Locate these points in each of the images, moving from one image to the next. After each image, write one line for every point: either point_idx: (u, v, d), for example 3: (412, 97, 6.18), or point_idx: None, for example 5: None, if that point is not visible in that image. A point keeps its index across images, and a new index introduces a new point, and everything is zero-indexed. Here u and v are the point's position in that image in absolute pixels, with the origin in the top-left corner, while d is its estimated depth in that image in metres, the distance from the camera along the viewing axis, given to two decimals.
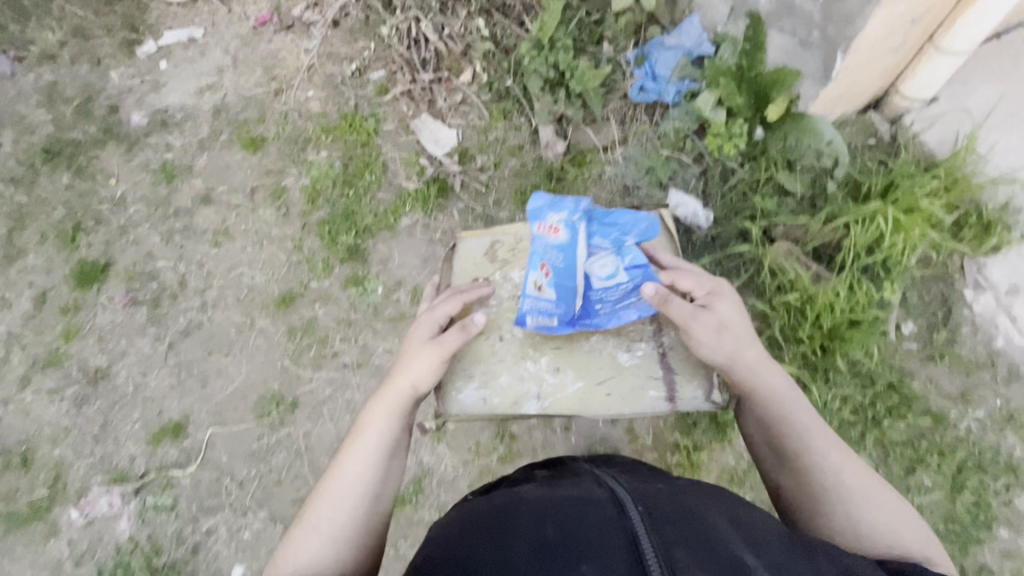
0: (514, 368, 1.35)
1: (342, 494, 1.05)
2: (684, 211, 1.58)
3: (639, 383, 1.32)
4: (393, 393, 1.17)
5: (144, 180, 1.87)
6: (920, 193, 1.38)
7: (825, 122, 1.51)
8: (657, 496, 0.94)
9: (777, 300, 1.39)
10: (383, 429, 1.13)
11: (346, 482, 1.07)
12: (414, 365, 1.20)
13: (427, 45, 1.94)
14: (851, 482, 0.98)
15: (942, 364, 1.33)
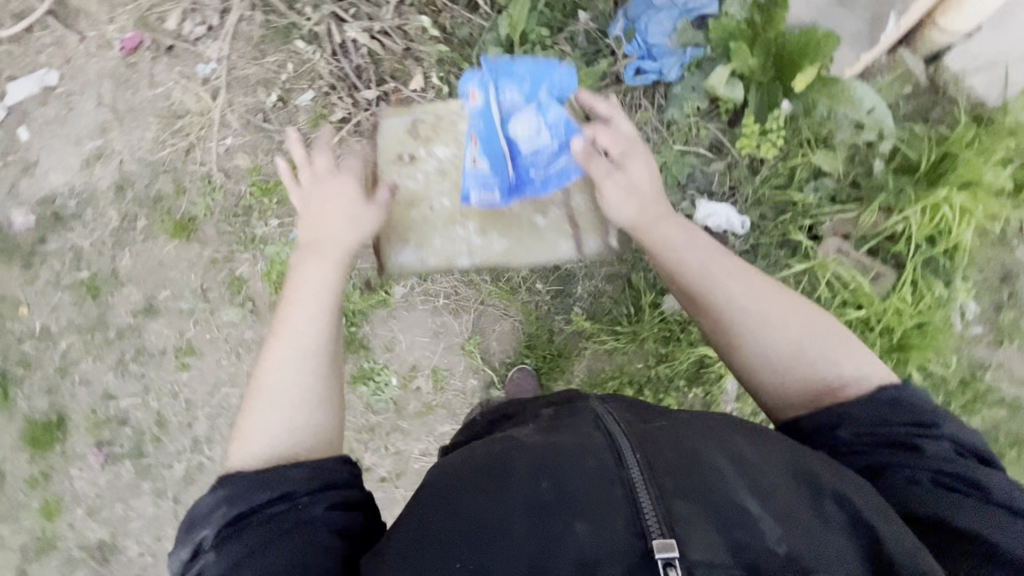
0: (448, 234, 1.30)
1: (293, 353, 0.84)
2: (716, 220, 1.39)
3: (553, 237, 1.30)
4: (337, 247, 0.95)
5: (62, 300, 1.52)
6: (984, 164, 1.22)
7: (864, 88, 1.28)
8: (658, 433, 0.73)
9: (841, 314, 1.29)
10: (330, 278, 0.91)
11: (291, 346, 0.85)
12: (344, 212, 1.00)
13: (357, 50, 1.55)
14: (799, 334, 0.82)
15: (1010, 347, 1.28)
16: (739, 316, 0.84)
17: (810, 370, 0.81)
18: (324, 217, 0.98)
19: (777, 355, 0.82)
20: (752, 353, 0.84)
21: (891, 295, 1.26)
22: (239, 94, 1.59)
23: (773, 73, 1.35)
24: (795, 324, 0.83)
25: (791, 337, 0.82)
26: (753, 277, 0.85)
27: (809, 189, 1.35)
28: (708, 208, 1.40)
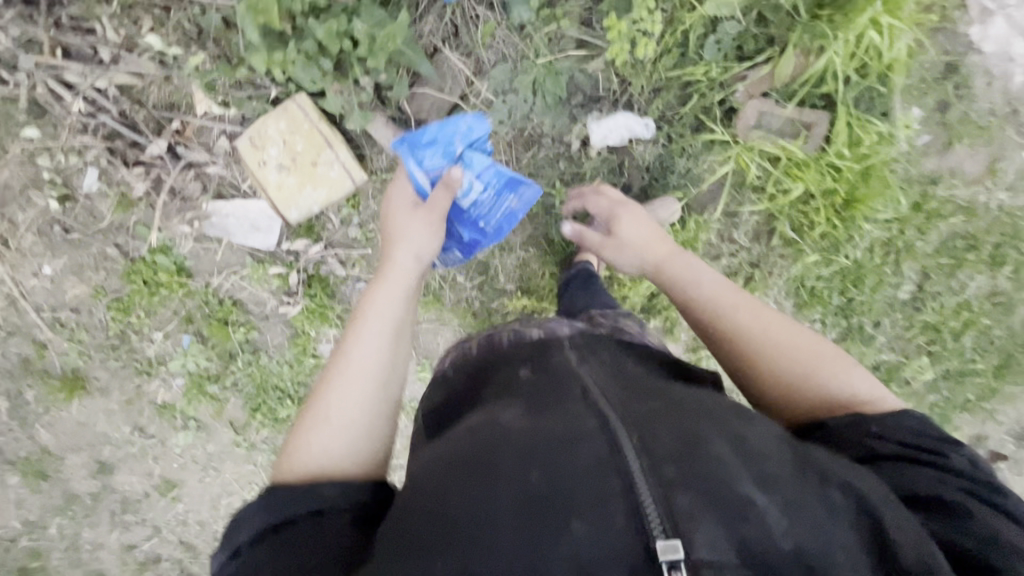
0: (253, 161, 1.23)
1: (350, 385, 0.84)
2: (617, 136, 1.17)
3: (322, 144, 1.21)
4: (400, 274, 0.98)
5: (17, 491, 1.45)
6: None
7: None
8: (645, 413, 0.63)
9: (778, 189, 1.15)
10: (395, 316, 0.92)
11: (350, 377, 0.85)
12: (406, 231, 1.02)
13: (110, 97, 1.20)
14: (816, 353, 0.85)
15: (961, 146, 1.14)
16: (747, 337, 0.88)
17: (819, 390, 0.83)
18: (400, 238, 1.02)
19: (788, 369, 0.84)
20: (766, 377, 0.86)
21: (827, 152, 1.11)
22: (18, 212, 1.26)
23: None
24: (806, 353, 0.86)
25: (803, 358, 0.85)
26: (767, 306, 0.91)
27: (707, 56, 1.10)
28: (603, 126, 1.17)
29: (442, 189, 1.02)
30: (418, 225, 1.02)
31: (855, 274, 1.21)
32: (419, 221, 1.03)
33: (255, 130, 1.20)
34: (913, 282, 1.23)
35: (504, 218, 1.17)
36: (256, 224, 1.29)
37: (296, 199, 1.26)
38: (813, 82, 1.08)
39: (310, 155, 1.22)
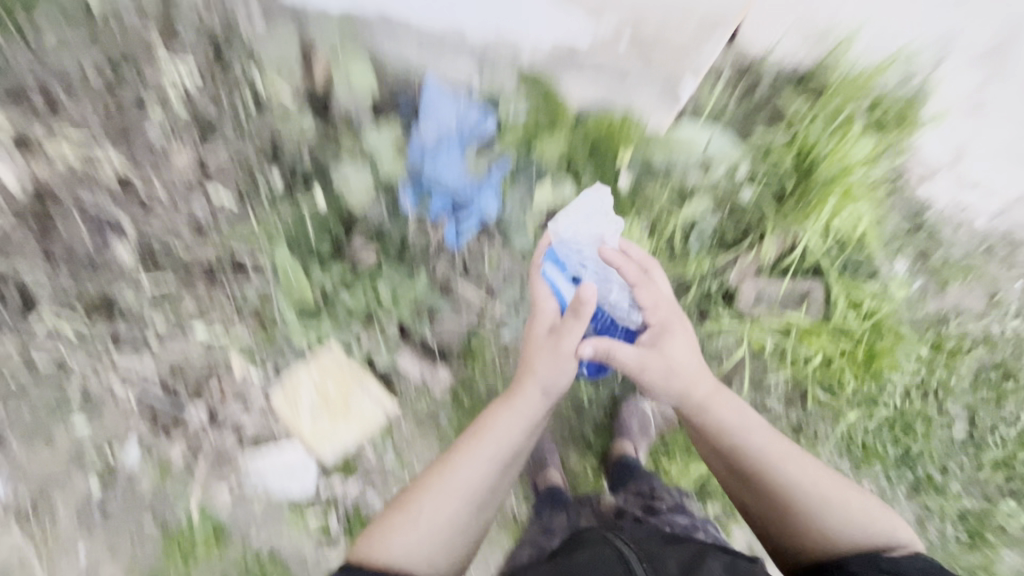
0: (287, 410, 1.22)
1: (451, 497, 0.82)
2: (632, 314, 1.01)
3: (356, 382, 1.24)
4: (525, 403, 0.91)
5: None
6: (832, 150, 1.11)
7: (686, 128, 1.14)
8: (663, 551, 0.75)
9: (795, 356, 1.17)
10: (509, 443, 0.88)
11: (452, 492, 0.82)
12: (536, 364, 0.94)
13: (133, 378, 1.18)
14: (833, 491, 0.86)
15: (954, 287, 1.18)
16: (770, 466, 0.87)
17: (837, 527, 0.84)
18: (529, 369, 0.94)
19: (806, 503, 0.85)
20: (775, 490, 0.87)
21: (834, 319, 1.16)
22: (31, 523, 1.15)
23: (586, 153, 1.17)
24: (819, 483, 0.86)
25: (821, 491, 0.86)
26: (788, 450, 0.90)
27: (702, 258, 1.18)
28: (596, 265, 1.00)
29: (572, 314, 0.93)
30: (545, 357, 0.94)
31: (895, 415, 1.19)
32: (551, 351, 0.94)
33: (289, 380, 1.22)
34: (961, 419, 1.19)
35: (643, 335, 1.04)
36: (292, 473, 1.24)
37: (331, 438, 1.24)
38: (807, 266, 1.17)
39: (345, 393, 1.24)
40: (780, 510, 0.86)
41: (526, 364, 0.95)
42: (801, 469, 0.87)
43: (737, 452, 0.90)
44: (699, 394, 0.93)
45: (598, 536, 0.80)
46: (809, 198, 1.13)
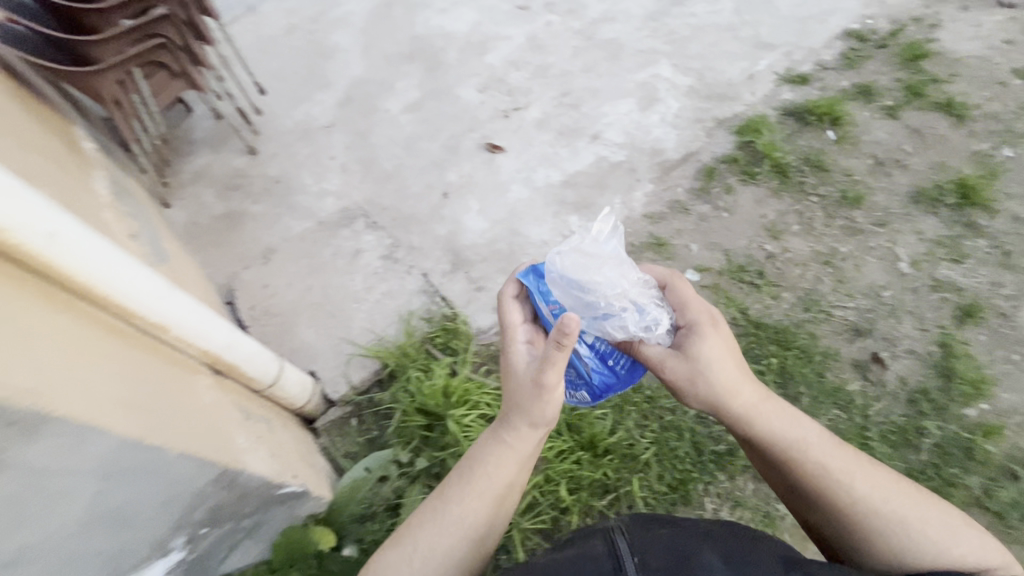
0: None
1: (449, 535, 1.04)
2: (630, 325, 1.17)
3: None
4: (519, 440, 1.07)
5: None
6: (434, 385, 1.50)
7: (346, 476, 1.37)
8: (653, 540, 0.89)
9: (556, 502, 1.30)
10: (502, 477, 1.08)
11: (452, 526, 1.05)
12: (522, 395, 1.07)
13: None
14: (900, 507, 1.07)
15: None
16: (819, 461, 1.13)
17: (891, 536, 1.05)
18: (514, 407, 1.07)
19: (871, 513, 1.07)
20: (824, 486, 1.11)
21: (550, 456, 1.33)
22: None
23: (311, 561, 1.25)
24: (869, 488, 1.10)
25: (873, 495, 1.09)
26: (863, 465, 1.12)
27: None
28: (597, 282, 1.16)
29: (559, 347, 0.96)
30: (529, 390, 1.07)
31: (649, 445, 1.37)
32: (532, 392, 1.06)
33: None
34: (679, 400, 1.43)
35: (632, 370, 1.25)
36: None
37: None
38: None
39: None
40: (818, 500, 1.12)
41: (510, 394, 1.09)
42: (856, 478, 1.10)
43: (782, 444, 1.16)
44: (730, 400, 1.18)
45: (599, 533, 0.93)
46: (452, 419, 1.45)
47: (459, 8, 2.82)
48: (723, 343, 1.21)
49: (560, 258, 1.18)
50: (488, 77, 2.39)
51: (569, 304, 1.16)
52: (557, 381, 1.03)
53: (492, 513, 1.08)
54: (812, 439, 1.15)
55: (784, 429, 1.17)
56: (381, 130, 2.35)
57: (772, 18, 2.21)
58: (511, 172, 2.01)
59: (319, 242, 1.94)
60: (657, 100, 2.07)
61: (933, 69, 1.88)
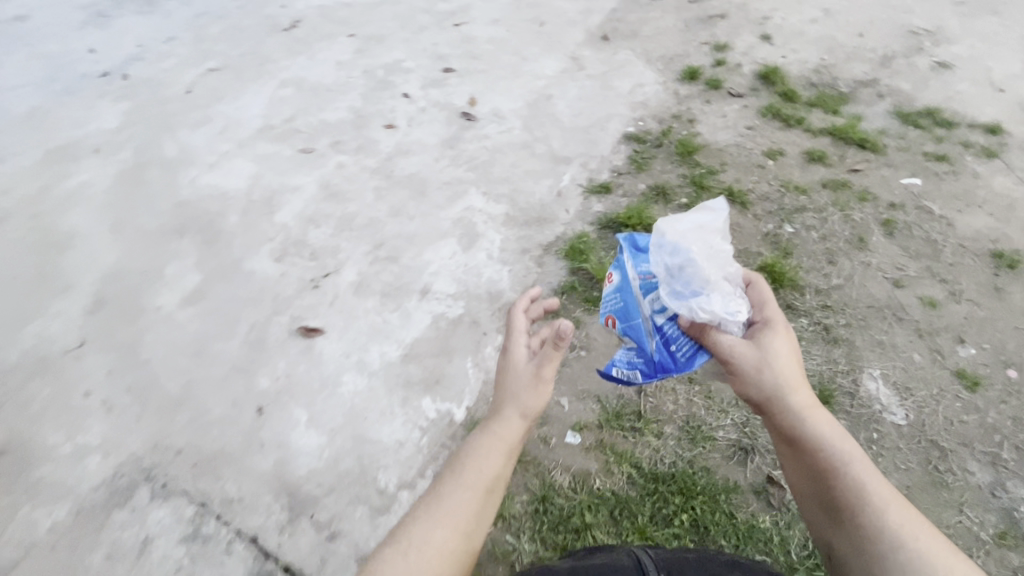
0: None
1: (444, 523, 0.80)
2: (702, 306, 1.04)
3: None
4: (520, 421, 0.92)
5: None
6: None
7: None
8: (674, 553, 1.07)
9: None
10: (499, 460, 0.87)
11: (444, 515, 0.81)
12: (519, 386, 0.95)
13: None
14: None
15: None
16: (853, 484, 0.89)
17: None
18: (510, 396, 0.93)
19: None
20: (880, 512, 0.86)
21: None
22: None
23: None
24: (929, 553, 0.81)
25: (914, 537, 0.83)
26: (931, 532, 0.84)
27: None
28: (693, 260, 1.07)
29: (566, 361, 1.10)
30: (522, 381, 0.94)
31: None
32: (529, 382, 0.94)
33: None
34: None
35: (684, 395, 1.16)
36: None
37: None
38: None
39: None
40: (846, 522, 0.88)
41: (506, 379, 0.96)
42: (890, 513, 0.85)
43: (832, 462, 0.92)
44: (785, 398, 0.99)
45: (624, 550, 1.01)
46: None
47: (231, 160, 2.45)
48: (794, 354, 1.04)
49: (662, 225, 1.11)
50: (284, 241, 2.05)
51: (658, 275, 1.08)
52: (555, 366, 0.94)
53: (478, 519, 0.83)
54: (853, 454, 0.91)
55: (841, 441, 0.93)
56: (156, 337, 1.84)
57: (559, 132, 2.29)
58: (338, 359, 1.68)
59: (83, 543, 1.38)
60: (479, 236, 1.95)
61: (707, 162, 2.08)
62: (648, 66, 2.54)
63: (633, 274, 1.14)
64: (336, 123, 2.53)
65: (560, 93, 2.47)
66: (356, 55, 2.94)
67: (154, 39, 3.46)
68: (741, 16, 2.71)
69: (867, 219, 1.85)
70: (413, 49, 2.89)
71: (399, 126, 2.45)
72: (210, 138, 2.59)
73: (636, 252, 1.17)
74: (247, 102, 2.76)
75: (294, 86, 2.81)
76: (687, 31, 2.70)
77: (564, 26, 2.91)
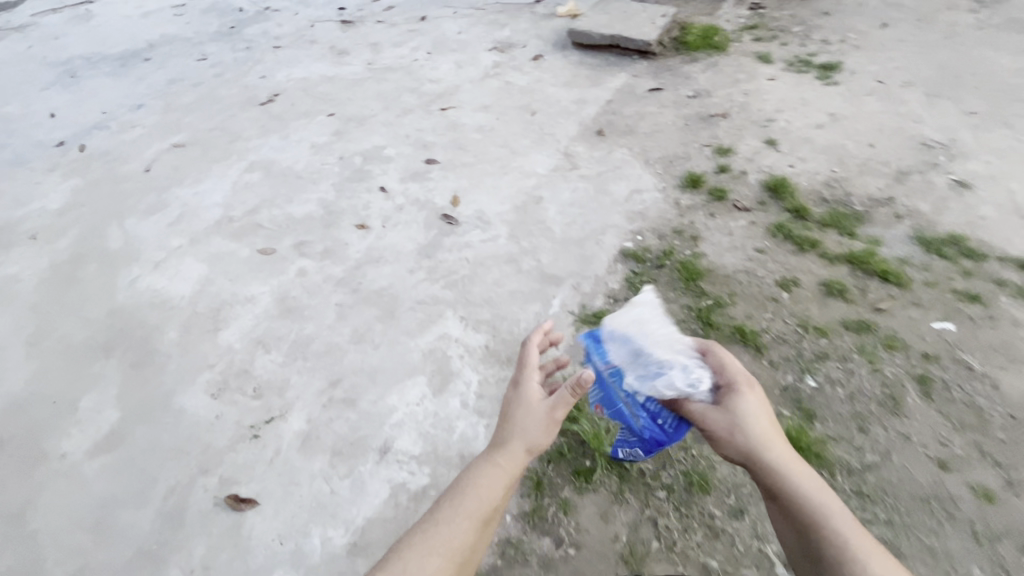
0: None
1: (435, 550, 0.94)
2: (669, 381, 1.14)
3: None
4: (514, 460, 1.07)
5: None
6: None
7: None
8: None
9: None
10: (492, 495, 1.03)
11: (433, 548, 0.94)
12: (522, 418, 1.13)
13: None
14: None
15: None
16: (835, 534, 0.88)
17: None
18: (518, 423, 1.12)
19: None
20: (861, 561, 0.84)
21: None
22: None
23: None
24: None
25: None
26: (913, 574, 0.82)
27: None
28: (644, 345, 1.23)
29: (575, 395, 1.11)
30: (533, 413, 1.14)
31: None
32: (544, 420, 1.14)
33: None
34: None
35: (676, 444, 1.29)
36: None
37: None
38: None
39: None
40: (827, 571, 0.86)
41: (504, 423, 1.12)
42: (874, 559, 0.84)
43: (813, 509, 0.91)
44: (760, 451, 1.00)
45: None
46: None
47: (180, 258, 2.17)
48: (763, 409, 1.07)
49: (614, 323, 1.30)
50: (225, 370, 1.76)
51: (621, 363, 1.23)
52: (560, 405, 1.11)
53: (477, 542, 0.99)
54: (830, 507, 0.90)
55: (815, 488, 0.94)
56: (52, 499, 1.51)
57: (549, 244, 2.06)
58: (270, 546, 1.37)
59: None
60: (453, 375, 1.68)
61: (714, 290, 1.85)
62: (646, 168, 2.36)
63: (602, 365, 1.28)
64: (302, 219, 2.28)
65: (551, 196, 2.27)
66: (334, 137, 2.74)
67: (120, 105, 3.25)
68: (744, 116, 2.57)
69: (897, 373, 1.62)
70: (394, 135, 2.70)
71: (371, 227, 2.20)
72: (160, 229, 2.32)
73: (596, 344, 1.30)
74: (208, 187, 2.51)
75: (263, 170, 2.58)
76: (688, 130, 2.54)
77: (557, 116, 2.74)
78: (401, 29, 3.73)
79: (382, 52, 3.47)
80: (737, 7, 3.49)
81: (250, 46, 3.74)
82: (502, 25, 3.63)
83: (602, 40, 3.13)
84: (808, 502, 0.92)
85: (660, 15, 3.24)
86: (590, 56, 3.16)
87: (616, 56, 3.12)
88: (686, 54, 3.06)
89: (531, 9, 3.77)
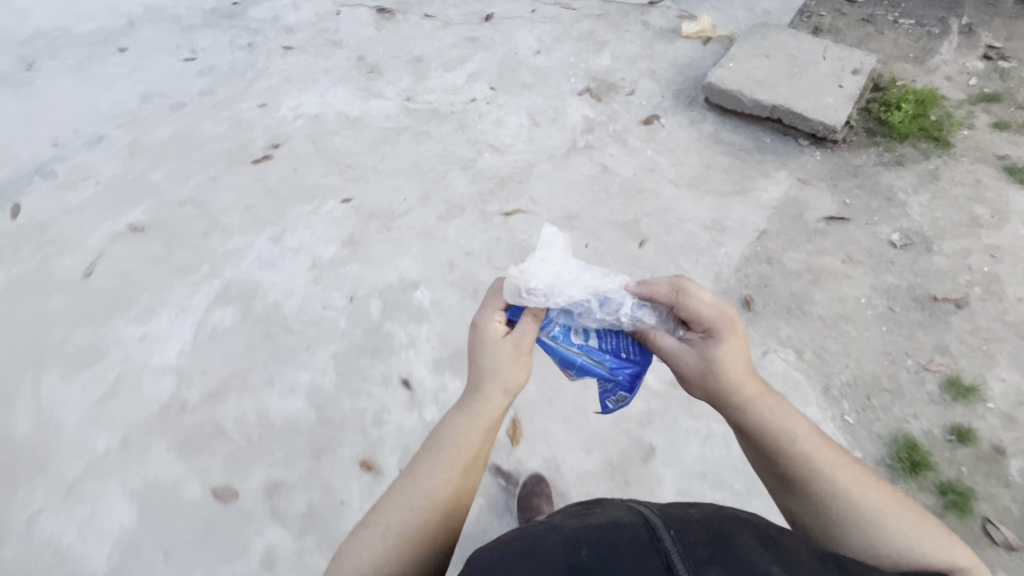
0: None
1: (411, 508, 0.87)
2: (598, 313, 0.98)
3: None
4: (489, 407, 0.92)
5: None
6: None
7: None
8: (699, 524, 0.74)
9: None
10: (471, 441, 0.91)
11: (419, 495, 0.88)
12: (494, 363, 0.93)
13: None
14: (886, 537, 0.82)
15: None
16: (802, 457, 0.87)
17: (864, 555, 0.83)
18: (489, 373, 0.93)
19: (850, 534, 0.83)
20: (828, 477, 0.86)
21: None
22: None
23: None
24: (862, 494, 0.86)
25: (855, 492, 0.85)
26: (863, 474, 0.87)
27: None
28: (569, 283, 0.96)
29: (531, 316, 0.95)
30: (497, 355, 0.93)
31: None
32: (512, 356, 0.93)
33: None
34: None
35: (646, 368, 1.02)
36: None
37: None
38: None
39: None
40: (798, 491, 0.87)
41: (471, 364, 0.95)
42: (834, 467, 0.87)
43: (781, 437, 0.89)
44: (738, 388, 0.91)
45: (620, 505, 0.83)
46: None
47: (101, 484, 1.46)
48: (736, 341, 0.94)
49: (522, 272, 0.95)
50: None
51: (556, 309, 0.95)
52: (526, 345, 0.94)
53: (463, 481, 0.91)
54: (797, 434, 0.89)
55: (781, 420, 0.89)
56: None
57: None
58: None
59: None
60: None
61: None
62: (827, 408, 1.46)
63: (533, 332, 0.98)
64: (282, 430, 1.51)
65: (667, 448, 1.43)
66: (346, 249, 1.89)
67: (76, 133, 2.42)
68: (992, 310, 1.58)
69: None
70: (433, 260, 1.83)
71: (383, 470, 1.43)
72: (83, 410, 1.59)
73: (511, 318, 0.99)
74: (162, 329, 1.75)
75: (240, 304, 1.78)
76: (894, 325, 1.59)
77: (677, 253, 1.80)
78: (456, 35, 2.69)
79: (427, 77, 2.49)
80: (959, 54, 2.32)
81: (254, 42, 2.79)
82: (599, 43, 2.56)
83: (756, 108, 2.08)
84: (772, 430, 0.90)
85: (848, 69, 2.12)
86: (732, 130, 2.12)
87: (772, 136, 2.07)
88: (885, 147, 2.00)
89: (641, 18, 2.64)
